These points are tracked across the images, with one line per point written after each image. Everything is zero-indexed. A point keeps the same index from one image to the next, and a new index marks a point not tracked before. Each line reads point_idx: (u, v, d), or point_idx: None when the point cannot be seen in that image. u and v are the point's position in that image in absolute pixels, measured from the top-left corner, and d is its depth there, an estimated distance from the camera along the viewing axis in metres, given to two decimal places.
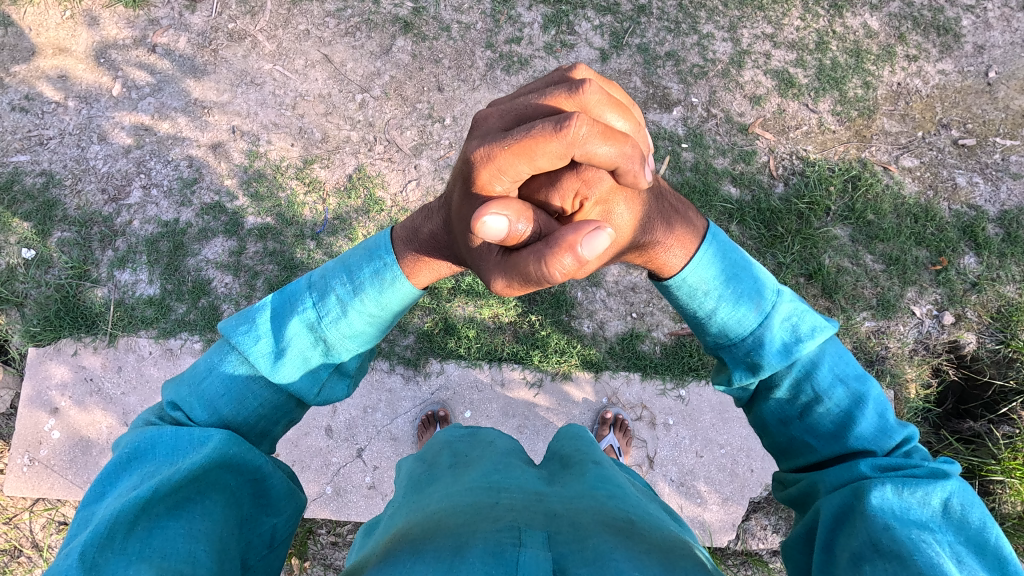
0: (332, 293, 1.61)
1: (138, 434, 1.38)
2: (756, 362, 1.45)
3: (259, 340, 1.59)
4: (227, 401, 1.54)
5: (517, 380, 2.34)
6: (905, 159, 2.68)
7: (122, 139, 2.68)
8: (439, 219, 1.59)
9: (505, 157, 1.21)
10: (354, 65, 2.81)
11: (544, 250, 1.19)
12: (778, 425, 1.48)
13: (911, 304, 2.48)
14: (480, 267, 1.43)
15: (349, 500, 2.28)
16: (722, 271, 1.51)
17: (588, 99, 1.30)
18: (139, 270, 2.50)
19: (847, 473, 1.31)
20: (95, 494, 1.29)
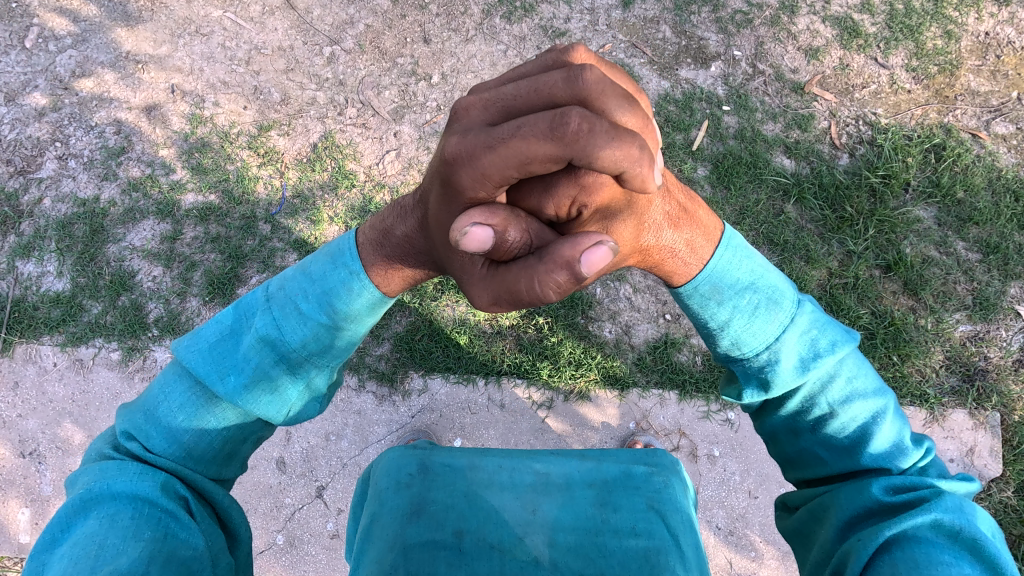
0: (292, 307, 1.14)
1: (98, 475, 1.01)
2: (769, 382, 1.10)
3: (217, 360, 1.14)
4: (190, 426, 1.10)
5: (521, 400, 1.84)
6: (998, 125, 2.18)
7: (35, 100, 2.18)
8: (411, 218, 1.08)
9: (487, 160, 0.74)
10: (321, 12, 2.31)
11: (533, 266, 0.80)
12: (786, 436, 1.15)
13: (1015, 303, 1.97)
14: (457, 274, 1.00)
15: (306, 553, 1.78)
16: (740, 279, 1.14)
17: (591, 90, 0.79)
18: (46, 260, 2.01)
19: (856, 498, 1.00)
20: (45, 542, 0.93)
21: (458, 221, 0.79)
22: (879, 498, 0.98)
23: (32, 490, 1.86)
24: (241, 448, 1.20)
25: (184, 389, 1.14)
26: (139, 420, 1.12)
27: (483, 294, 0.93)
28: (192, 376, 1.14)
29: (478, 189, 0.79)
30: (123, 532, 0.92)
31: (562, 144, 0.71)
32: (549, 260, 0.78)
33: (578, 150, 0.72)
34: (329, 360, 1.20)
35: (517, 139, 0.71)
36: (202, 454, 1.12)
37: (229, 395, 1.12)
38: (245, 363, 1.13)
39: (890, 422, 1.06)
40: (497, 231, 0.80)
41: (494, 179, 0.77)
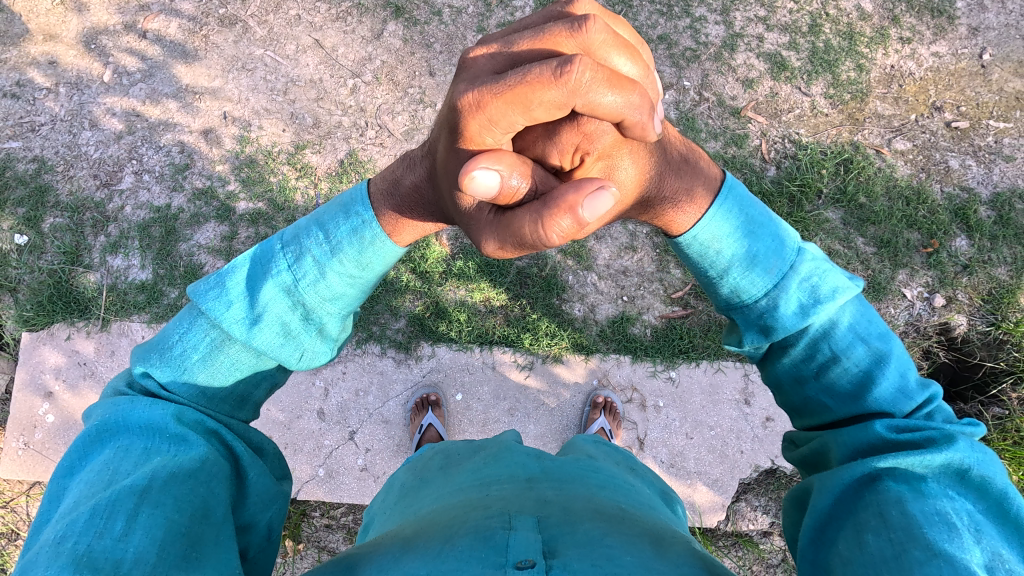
0: (308, 255, 1.49)
1: (112, 407, 1.35)
2: (769, 325, 1.35)
3: (232, 305, 1.48)
4: (203, 365, 1.45)
5: (508, 362, 2.34)
6: (898, 142, 2.67)
7: (114, 125, 2.68)
8: (422, 171, 1.52)
9: (495, 104, 1.13)
10: (345, 50, 2.81)
11: (542, 209, 1.13)
12: (792, 385, 1.39)
13: (902, 287, 2.48)
14: (468, 219, 1.38)
15: (341, 482, 2.29)
16: (737, 227, 1.39)
17: (590, 40, 1.20)
18: (131, 256, 2.51)
19: (862, 434, 1.22)
20: (66, 469, 1.27)
21: (469, 165, 1.12)
22: (883, 434, 1.20)
23: None
24: (253, 393, 1.55)
25: (198, 333, 1.47)
26: (155, 361, 1.45)
27: (492, 237, 1.29)
28: (208, 320, 1.48)
29: (489, 134, 1.19)
30: (133, 460, 1.22)
31: (563, 87, 1.09)
32: (553, 204, 1.11)
33: (578, 92, 1.09)
34: (336, 306, 1.53)
35: (526, 82, 1.09)
36: (215, 393, 1.46)
37: (245, 336, 1.45)
38: (261, 307, 1.47)
39: (894, 365, 1.29)
40: (502, 173, 1.15)
41: (501, 121, 1.16)
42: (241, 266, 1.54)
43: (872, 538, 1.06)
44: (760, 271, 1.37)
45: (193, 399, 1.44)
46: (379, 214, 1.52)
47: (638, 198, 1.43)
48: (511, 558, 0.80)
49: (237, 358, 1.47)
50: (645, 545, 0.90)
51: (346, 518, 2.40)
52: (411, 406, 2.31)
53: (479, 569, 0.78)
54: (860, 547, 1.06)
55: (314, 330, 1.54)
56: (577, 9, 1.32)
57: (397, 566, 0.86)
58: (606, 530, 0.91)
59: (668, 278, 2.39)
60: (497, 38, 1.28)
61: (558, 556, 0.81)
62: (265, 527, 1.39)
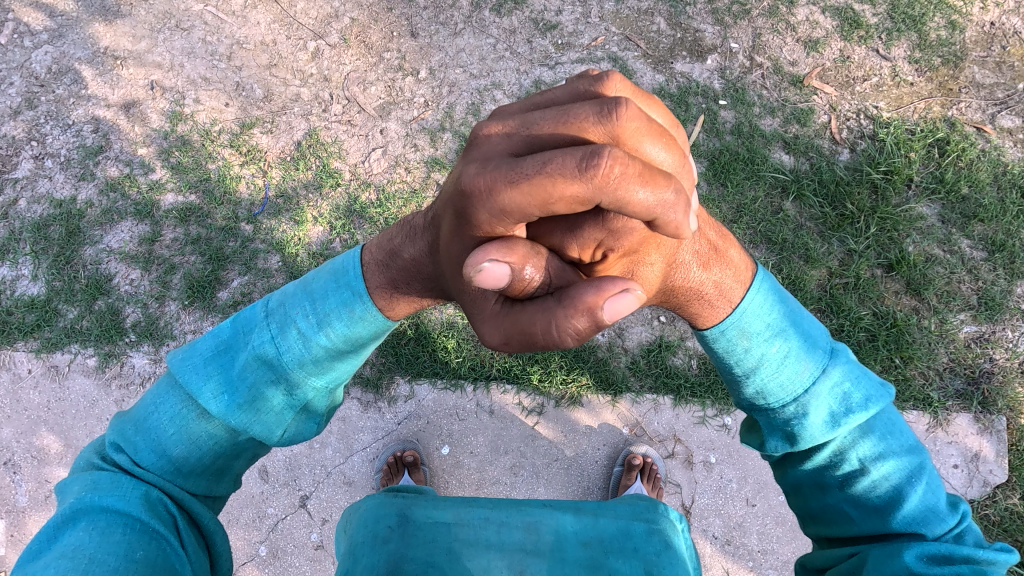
0: (291, 325, 1.03)
1: (90, 485, 0.97)
2: (797, 435, 1.01)
3: (211, 375, 1.05)
4: (180, 439, 1.03)
5: (510, 405, 1.78)
6: (1004, 118, 2.10)
7: (10, 98, 2.12)
8: (421, 240, 0.98)
9: (507, 196, 0.67)
10: (306, 6, 2.24)
11: (553, 306, 0.69)
12: (809, 488, 1.06)
13: (1022, 303, 1.91)
14: (467, 309, 0.89)
15: (289, 564, 1.73)
16: (770, 325, 1.03)
17: (625, 127, 0.72)
18: (20, 264, 1.95)
19: (885, 563, 0.91)
20: (31, 552, 0.91)
21: (475, 255, 0.70)
22: (909, 567, 0.89)
23: (6, 500, 1.82)
24: (235, 462, 1.11)
25: (175, 402, 1.05)
26: (128, 431, 1.05)
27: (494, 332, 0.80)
28: (183, 389, 1.06)
29: (495, 224, 0.71)
30: (116, 547, 0.90)
31: (592, 183, 0.64)
32: (569, 304, 0.68)
33: (608, 196, 0.65)
34: (328, 381, 1.09)
35: (543, 176, 0.64)
36: (192, 470, 1.04)
37: (223, 413, 1.03)
38: (242, 380, 1.04)
39: (927, 481, 0.99)
40: (515, 268, 0.71)
41: (513, 215, 0.70)
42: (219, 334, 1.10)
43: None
44: (799, 377, 1.02)
45: (166, 476, 1.03)
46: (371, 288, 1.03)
47: (661, 289, 1.02)
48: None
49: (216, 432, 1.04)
50: None
51: None
52: (382, 464, 1.74)
53: None
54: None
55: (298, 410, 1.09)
56: (611, 90, 0.83)
57: None
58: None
59: None
60: (514, 113, 0.82)
61: None
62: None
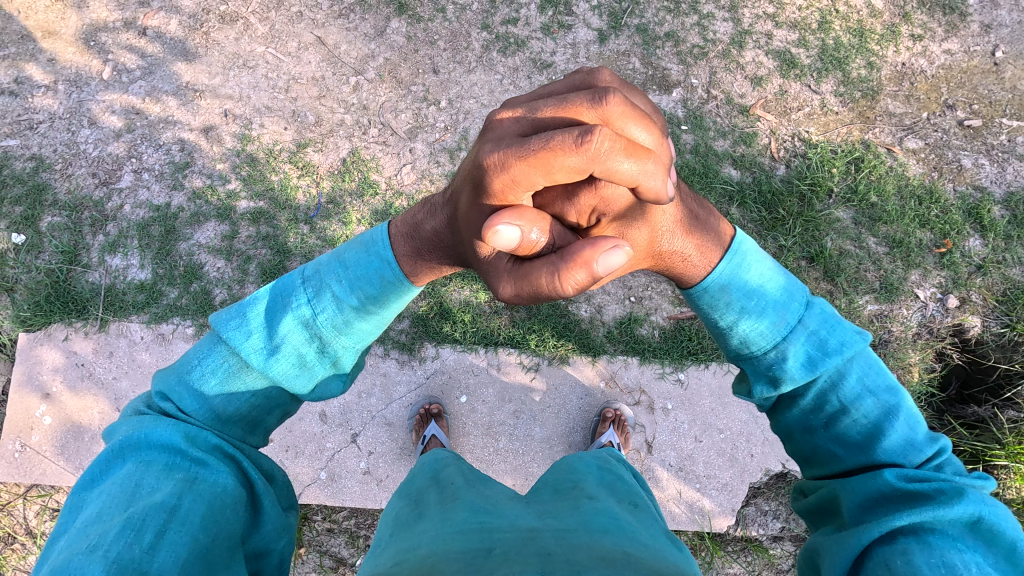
0: (327, 290, 1.53)
1: (136, 425, 1.37)
2: (777, 377, 1.45)
3: (251, 336, 1.52)
4: (221, 391, 1.48)
5: (513, 363, 2.30)
6: (909, 141, 2.62)
7: (113, 123, 2.64)
8: (441, 216, 1.50)
9: (520, 166, 1.11)
10: (347, 47, 2.75)
11: (557, 261, 1.14)
12: (803, 434, 1.47)
13: (914, 287, 2.44)
14: (485, 265, 1.38)
15: (344, 485, 2.25)
16: (749, 286, 1.50)
17: (611, 111, 1.15)
18: (130, 255, 2.48)
19: (871, 481, 1.30)
20: (87, 481, 1.30)
21: (492, 218, 1.13)
22: (892, 483, 1.27)
23: None
24: (265, 418, 1.57)
25: (218, 359, 1.51)
26: (173, 383, 1.49)
27: (507, 285, 1.30)
28: (226, 347, 1.53)
29: (505, 187, 1.17)
30: (157, 474, 1.27)
31: (586, 155, 1.05)
32: (569, 258, 1.12)
33: (598, 161, 1.06)
34: (353, 340, 1.59)
35: (548, 149, 1.06)
36: (229, 416, 1.48)
37: (262, 365, 1.50)
38: (280, 338, 1.51)
39: (902, 419, 1.37)
40: (524, 228, 1.15)
41: (523, 182, 1.14)
42: (266, 297, 1.59)
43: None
44: (769, 325, 1.47)
45: (207, 422, 1.45)
46: (397, 257, 1.56)
47: (650, 252, 1.49)
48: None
49: (254, 383, 1.52)
50: None
51: (348, 523, 2.35)
52: (415, 409, 2.26)
53: None
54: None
55: (327, 363, 1.58)
56: (598, 82, 1.32)
57: None
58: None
59: None
60: (522, 102, 1.27)
61: None
62: (277, 558, 1.41)
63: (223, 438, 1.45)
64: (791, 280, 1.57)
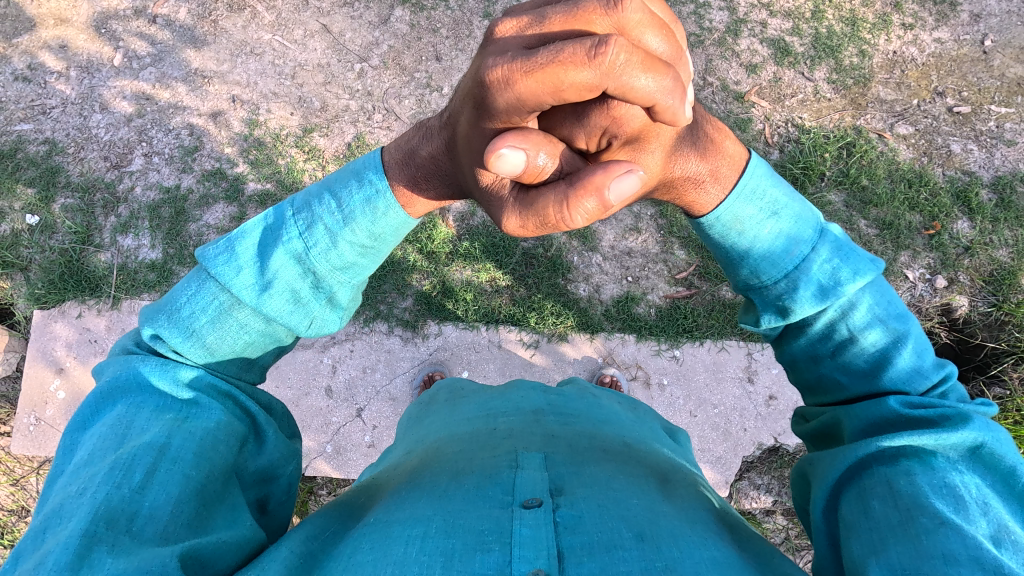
0: (318, 223, 1.34)
1: (124, 364, 1.25)
2: (788, 308, 1.29)
3: (242, 271, 1.32)
4: (213, 327, 1.31)
5: (514, 340, 2.37)
6: (900, 126, 2.69)
7: (124, 108, 2.70)
8: (439, 140, 1.37)
9: (526, 83, 0.95)
10: (353, 35, 2.82)
11: (567, 188, 1.02)
12: (807, 362, 1.34)
13: (904, 268, 2.51)
14: (491, 193, 1.23)
15: (349, 458, 2.31)
16: (761, 210, 1.33)
17: (629, 18, 1.01)
18: (141, 236, 2.55)
19: (875, 407, 1.17)
20: (78, 423, 1.19)
21: (495, 142, 1.00)
22: (897, 409, 1.14)
23: None
24: (263, 355, 1.42)
25: (207, 296, 1.32)
26: (164, 322, 1.31)
27: (514, 216, 1.16)
28: (217, 283, 1.33)
29: (508, 107, 1.01)
30: (148, 416, 1.16)
31: (599, 68, 0.92)
32: (581, 186, 1.01)
33: (614, 77, 0.93)
34: (349, 275, 1.41)
35: (559, 64, 0.92)
36: (225, 355, 1.34)
37: (255, 302, 1.32)
38: (271, 273, 1.32)
39: (911, 345, 1.23)
40: (530, 153, 1.02)
41: (528, 102, 0.98)
42: (253, 229, 1.39)
43: (879, 504, 1.00)
44: (783, 254, 1.31)
45: (202, 360, 1.32)
46: (392, 184, 1.38)
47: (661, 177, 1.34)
48: (518, 498, 0.90)
49: (248, 323, 1.34)
50: (646, 483, 1.01)
51: None
52: (417, 383, 2.33)
53: (488, 507, 0.88)
54: (865, 513, 1.01)
55: (324, 299, 1.41)
56: None
57: (408, 500, 0.95)
58: (611, 470, 1.01)
59: (672, 260, 2.42)
60: (526, 9, 1.07)
61: (565, 496, 0.91)
62: (286, 482, 1.35)
63: (217, 377, 1.33)
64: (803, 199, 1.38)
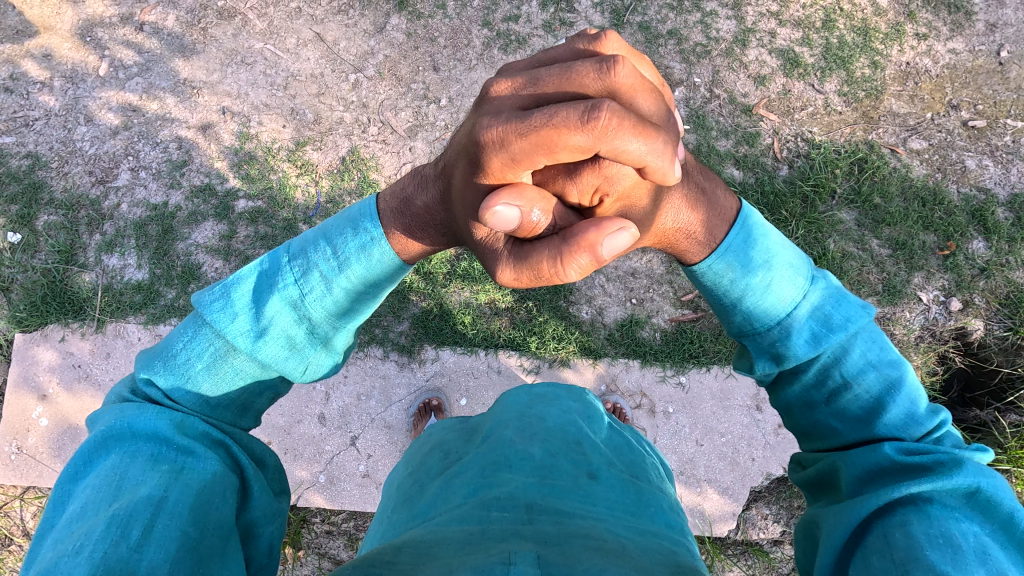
0: (314, 269, 1.36)
1: (118, 414, 1.22)
2: (781, 354, 1.37)
3: (237, 317, 1.35)
4: (208, 374, 1.32)
5: (514, 366, 2.29)
6: (913, 141, 2.60)
7: (110, 120, 2.61)
8: (433, 190, 1.35)
9: (521, 144, 0.97)
10: (347, 44, 2.72)
11: (560, 244, 1.02)
12: (802, 408, 1.39)
13: (917, 290, 2.43)
14: (485, 247, 1.22)
15: (343, 488, 2.24)
16: (753, 259, 1.40)
17: (620, 83, 1.03)
18: (127, 255, 2.46)
19: (871, 455, 1.23)
20: (70, 475, 1.15)
21: (490, 200, 1.00)
22: (892, 456, 1.20)
23: None
24: (257, 400, 1.43)
25: (203, 342, 1.34)
26: (159, 367, 1.33)
27: (507, 269, 1.14)
28: (212, 329, 1.35)
29: (505, 167, 1.02)
30: (143, 466, 1.12)
31: (592, 132, 0.94)
32: (573, 242, 0.99)
33: (606, 140, 0.94)
34: (346, 320, 1.43)
35: (552, 127, 0.94)
36: (219, 402, 1.34)
37: (250, 348, 1.34)
38: (267, 319, 1.35)
39: (904, 393, 1.29)
40: (524, 210, 1.01)
41: (524, 161, 1.00)
42: (248, 275, 1.41)
43: (877, 561, 1.07)
44: (776, 301, 1.39)
45: (196, 407, 1.32)
46: (387, 233, 1.39)
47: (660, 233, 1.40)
48: None
49: (242, 369, 1.36)
50: None
51: (347, 525, 2.34)
52: (414, 410, 2.25)
53: None
54: (866, 569, 1.07)
55: (319, 345, 1.42)
56: (606, 46, 1.17)
57: None
58: None
59: (678, 281, 2.33)
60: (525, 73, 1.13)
61: None
62: (268, 543, 1.25)
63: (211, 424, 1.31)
64: (796, 249, 1.48)
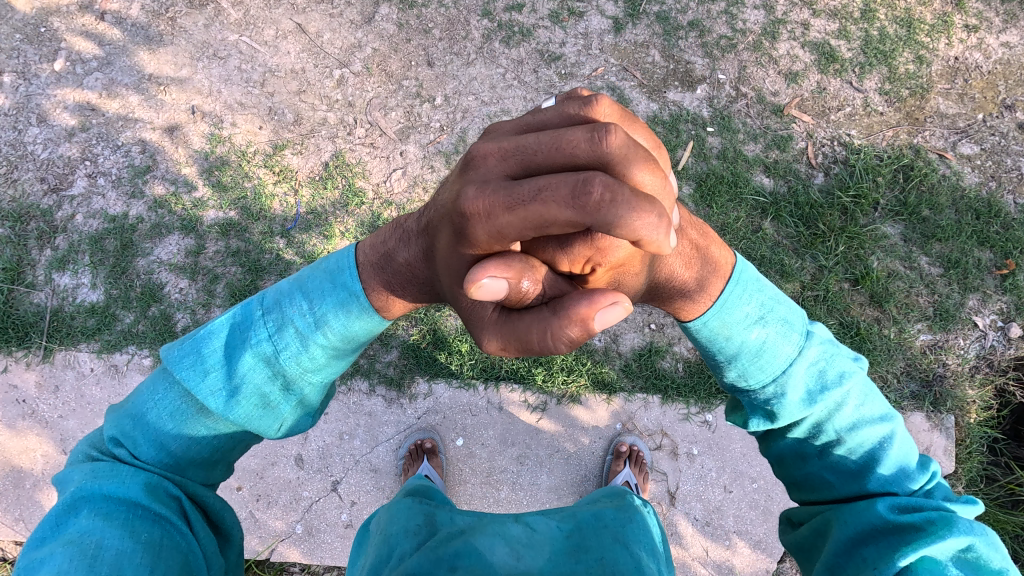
0: (289, 324, 1.16)
1: (91, 474, 1.11)
2: (776, 412, 1.19)
3: (208, 374, 1.17)
4: (178, 435, 1.17)
5: (518, 402, 2.02)
6: (964, 146, 2.32)
7: (65, 120, 2.32)
8: (416, 246, 1.13)
9: (508, 219, 0.81)
10: (332, 36, 2.44)
11: (549, 316, 0.84)
12: (793, 460, 1.23)
13: (972, 314, 2.17)
14: (467, 314, 1.04)
15: (322, 541, 1.96)
16: (749, 316, 1.20)
17: (614, 154, 0.85)
18: (80, 273, 2.19)
19: (863, 514, 1.08)
20: (37, 540, 1.04)
21: (476, 271, 0.83)
22: (884, 516, 1.06)
23: None
24: (228, 454, 1.26)
25: (173, 399, 1.18)
26: (127, 426, 1.17)
27: (493, 338, 0.96)
28: (182, 386, 1.19)
29: (492, 243, 0.85)
30: (121, 533, 1.03)
31: (583, 210, 0.77)
32: (564, 315, 0.82)
33: (599, 219, 0.77)
34: (322, 375, 1.23)
35: (539, 203, 0.78)
36: (190, 460, 1.19)
37: (222, 410, 1.16)
38: (239, 377, 1.17)
39: (896, 446, 1.15)
40: (513, 282, 0.84)
41: (510, 234, 0.83)
42: (219, 328, 1.22)
43: None
44: (770, 357, 1.19)
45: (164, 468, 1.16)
46: (368, 288, 1.18)
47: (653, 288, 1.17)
48: None
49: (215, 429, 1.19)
50: None
51: None
52: (404, 452, 1.97)
53: None
54: None
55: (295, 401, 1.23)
56: (599, 113, 0.97)
57: None
58: None
59: None
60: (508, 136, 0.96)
61: None
62: None
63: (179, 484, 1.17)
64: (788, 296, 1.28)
